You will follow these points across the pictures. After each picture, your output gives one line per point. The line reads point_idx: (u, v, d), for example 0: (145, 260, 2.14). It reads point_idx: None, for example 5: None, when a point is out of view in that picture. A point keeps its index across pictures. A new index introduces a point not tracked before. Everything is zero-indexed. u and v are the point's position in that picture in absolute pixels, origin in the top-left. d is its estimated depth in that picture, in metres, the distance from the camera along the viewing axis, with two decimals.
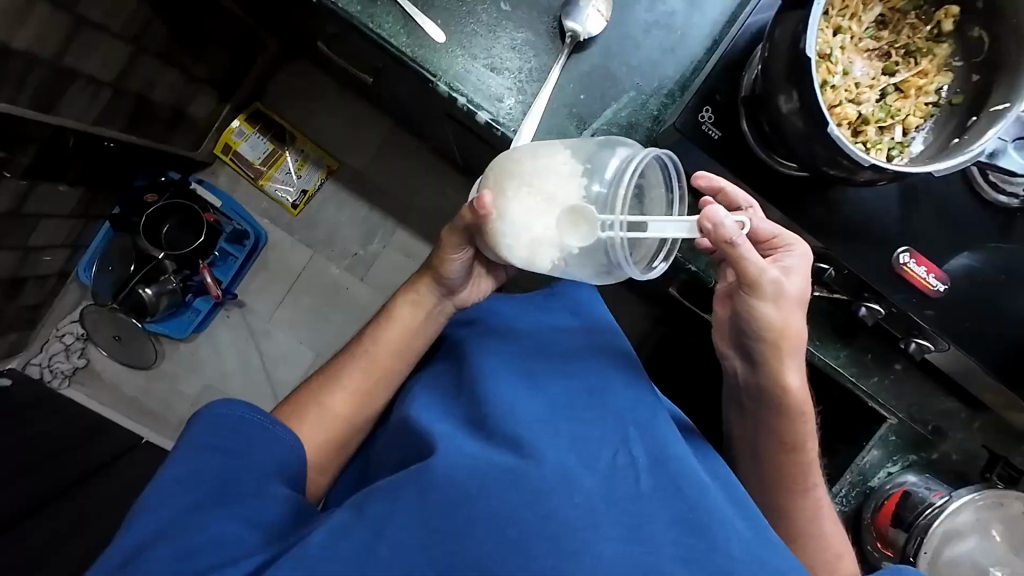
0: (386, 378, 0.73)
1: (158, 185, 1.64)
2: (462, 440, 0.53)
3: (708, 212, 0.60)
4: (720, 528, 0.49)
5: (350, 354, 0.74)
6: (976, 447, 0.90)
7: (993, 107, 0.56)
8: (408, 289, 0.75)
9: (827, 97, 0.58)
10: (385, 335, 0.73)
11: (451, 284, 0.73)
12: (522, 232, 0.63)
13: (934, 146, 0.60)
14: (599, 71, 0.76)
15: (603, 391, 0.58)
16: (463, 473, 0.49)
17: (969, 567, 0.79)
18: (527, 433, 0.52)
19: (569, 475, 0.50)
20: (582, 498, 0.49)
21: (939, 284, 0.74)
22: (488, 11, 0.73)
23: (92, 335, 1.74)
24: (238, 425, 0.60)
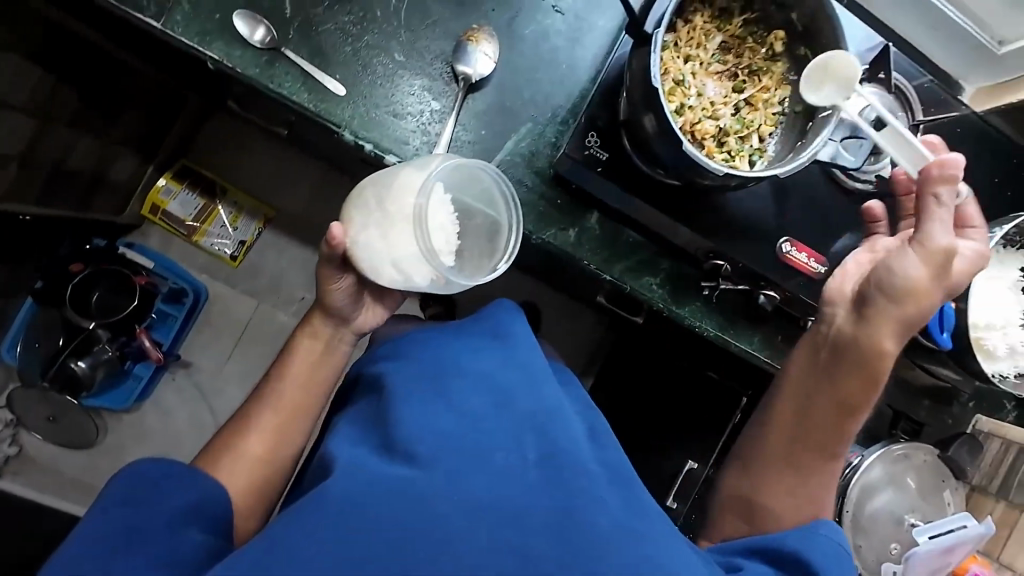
0: (298, 413, 0.76)
1: (83, 253, 1.56)
2: (366, 460, 0.57)
3: (946, 160, 0.67)
4: (599, 520, 0.55)
5: (261, 396, 0.76)
6: (884, 406, 1.00)
7: (823, 114, 0.66)
8: (306, 323, 0.80)
9: (686, 117, 0.67)
10: (293, 371, 0.77)
11: (343, 314, 0.79)
12: (369, 257, 0.69)
13: (785, 149, 0.69)
14: (496, 107, 0.82)
15: (506, 403, 0.64)
16: (357, 490, 0.52)
17: (886, 517, 0.87)
18: (424, 449, 0.57)
19: (458, 484, 0.55)
20: (469, 504, 0.53)
21: (818, 266, 0.83)
22: (384, 62, 0.78)
23: (23, 418, 1.64)
24: (157, 481, 0.60)
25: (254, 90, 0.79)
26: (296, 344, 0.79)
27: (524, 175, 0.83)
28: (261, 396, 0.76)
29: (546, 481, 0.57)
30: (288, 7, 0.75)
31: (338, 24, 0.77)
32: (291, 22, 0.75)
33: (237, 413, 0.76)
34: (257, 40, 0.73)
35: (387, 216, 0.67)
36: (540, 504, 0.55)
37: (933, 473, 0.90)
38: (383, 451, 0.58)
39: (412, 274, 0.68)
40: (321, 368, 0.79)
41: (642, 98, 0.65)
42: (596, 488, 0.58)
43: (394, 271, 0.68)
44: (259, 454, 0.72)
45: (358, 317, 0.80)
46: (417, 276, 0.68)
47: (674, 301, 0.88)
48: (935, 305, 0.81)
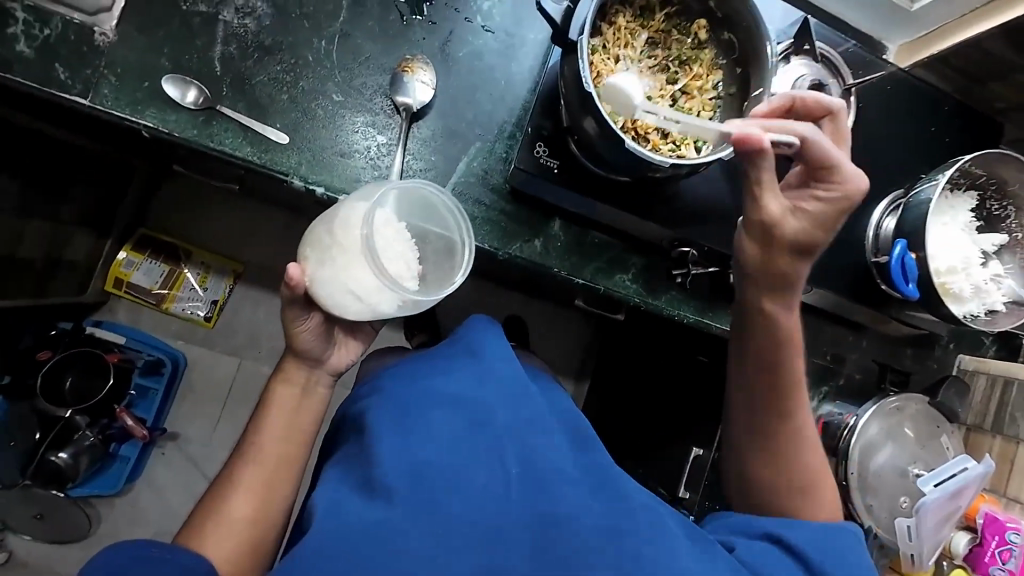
0: (281, 466, 0.74)
1: (50, 339, 1.52)
2: (346, 503, 0.56)
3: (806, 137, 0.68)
4: (585, 532, 0.56)
5: (240, 456, 0.74)
6: (870, 362, 1.01)
7: (755, 93, 0.68)
8: (278, 373, 0.78)
9: (626, 114, 0.68)
10: (270, 425, 0.75)
11: (315, 355, 0.77)
12: (331, 291, 0.67)
13: None
14: (442, 132, 0.82)
15: (486, 420, 0.63)
16: (337, 537, 0.52)
17: (891, 473, 0.87)
18: (403, 481, 0.56)
19: (440, 515, 0.54)
20: (453, 532, 0.53)
21: None
22: (323, 104, 0.78)
23: (8, 522, 1.56)
24: (131, 562, 0.58)
25: (196, 151, 0.78)
26: (273, 393, 0.77)
27: (481, 193, 0.83)
28: (241, 454, 0.74)
29: (532, 496, 0.57)
30: (217, 65, 0.74)
31: (271, 74, 0.77)
32: (223, 79, 0.75)
33: (220, 475, 0.74)
34: (190, 103, 0.72)
35: (341, 246, 0.65)
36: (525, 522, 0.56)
37: (928, 421, 0.91)
38: (368, 479, 0.58)
39: (376, 303, 0.66)
40: (300, 416, 0.77)
41: (581, 103, 0.66)
42: (578, 494, 0.58)
43: (357, 302, 0.67)
44: (245, 513, 0.70)
45: (332, 356, 0.79)
46: (381, 302, 0.67)
47: (650, 294, 0.89)
48: (893, 258, 0.82)
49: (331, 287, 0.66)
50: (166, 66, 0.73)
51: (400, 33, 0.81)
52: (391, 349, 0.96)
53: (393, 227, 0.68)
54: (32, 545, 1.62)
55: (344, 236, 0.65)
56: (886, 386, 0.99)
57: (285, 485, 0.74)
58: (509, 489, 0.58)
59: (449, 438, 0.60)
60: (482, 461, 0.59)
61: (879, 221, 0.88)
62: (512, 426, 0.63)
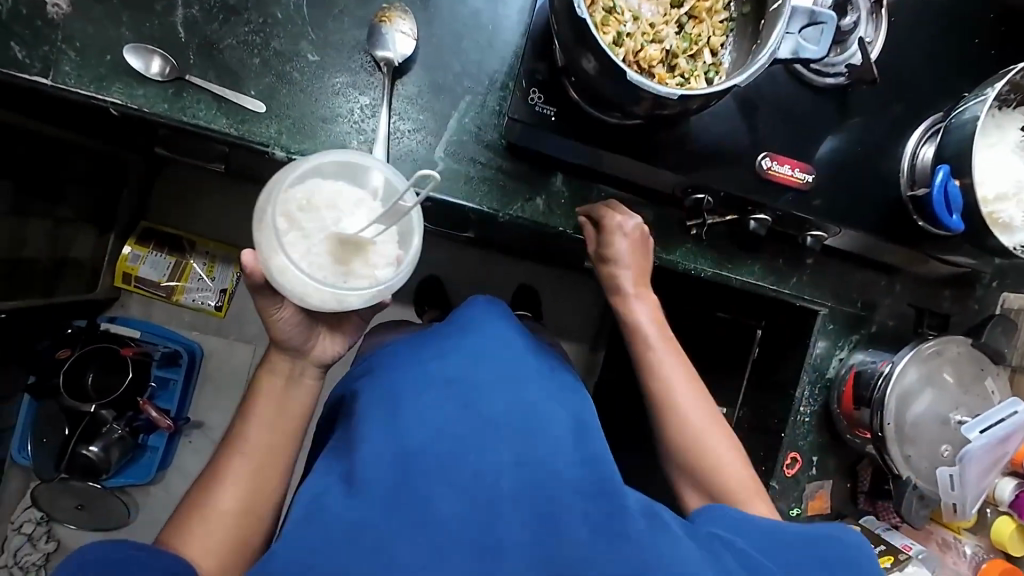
0: (268, 462, 0.72)
1: (66, 338, 1.52)
2: (336, 495, 0.56)
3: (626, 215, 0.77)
4: (573, 511, 0.56)
5: (224, 452, 0.72)
6: (905, 307, 0.94)
7: (772, 7, 0.60)
8: (266, 361, 0.77)
9: (626, 46, 0.61)
10: (258, 416, 0.74)
11: (295, 344, 0.75)
12: (291, 284, 0.65)
13: (742, 57, 0.63)
14: (428, 87, 0.76)
15: (475, 406, 0.63)
16: (326, 530, 0.52)
17: (932, 421, 0.82)
18: (391, 472, 0.57)
19: (428, 501, 0.54)
20: (442, 518, 0.53)
21: (805, 175, 0.77)
22: (298, 67, 0.72)
23: (52, 513, 1.63)
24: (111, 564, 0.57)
25: (172, 129, 0.74)
26: (256, 387, 0.75)
27: (475, 152, 0.77)
28: (228, 446, 0.72)
29: (520, 475, 0.57)
30: (181, 31, 0.69)
31: (239, 36, 0.71)
32: (188, 47, 0.69)
33: (208, 468, 0.72)
34: (156, 74, 0.67)
35: (296, 230, 0.65)
36: (511, 501, 0.55)
37: (970, 364, 0.85)
38: (354, 467, 0.59)
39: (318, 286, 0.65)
40: (286, 409, 0.75)
41: (576, 37, 0.59)
42: (572, 475, 0.59)
43: (316, 289, 0.65)
44: (234, 508, 0.69)
45: (313, 347, 0.77)
46: (343, 289, 0.66)
47: (664, 249, 0.83)
48: (935, 186, 0.75)
49: (287, 279, 0.64)
50: (127, 36, 0.68)
51: None
52: (396, 324, 0.98)
53: (342, 202, 0.66)
54: (78, 534, 1.69)
55: (297, 219, 0.64)
56: (922, 330, 0.93)
57: (273, 479, 0.72)
58: (497, 467, 0.57)
59: (434, 421, 0.61)
60: (468, 440, 0.59)
61: (915, 150, 0.80)
62: (502, 409, 0.63)
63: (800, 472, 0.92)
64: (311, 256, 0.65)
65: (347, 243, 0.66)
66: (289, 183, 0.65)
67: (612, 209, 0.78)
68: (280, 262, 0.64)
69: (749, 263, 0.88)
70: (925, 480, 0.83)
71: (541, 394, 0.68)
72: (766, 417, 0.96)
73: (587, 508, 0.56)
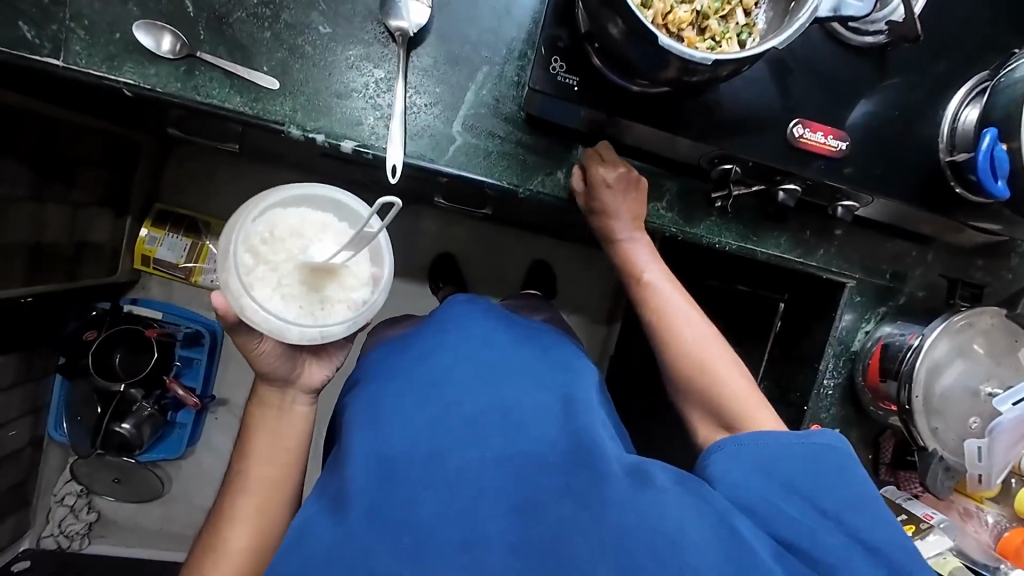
0: (276, 492, 0.77)
1: (92, 320, 1.57)
2: (330, 509, 0.63)
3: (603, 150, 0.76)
4: (552, 501, 0.60)
5: (228, 491, 0.76)
6: (936, 278, 0.92)
7: None
8: (256, 396, 0.81)
9: (655, 7, 0.57)
10: (257, 454, 0.77)
11: (282, 375, 0.80)
12: (268, 320, 0.71)
13: (777, 17, 0.59)
14: (444, 58, 0.74)
15: (451, 412, 0.69)
16: (322, 548, 0.59)
17: (961, 393, 0.81)
18: (376, 483, 0.62)
19: (413, 507, 0.60)
20: (426, 521, 0.58)
21: (839, 143, 0.73)
22: (310, 40, 0.70)
23: (91, 486, 1.71)
24: None
25: (185, 109, 0.73)
26: (252, 427, 0.80)
27: (493, 125, 0.75)
28: (229, 486, 0.76)
29: (497, 473, 0.62)
30: (190, 5, 0.67)
31: (248, 9, 0.69)
32: (198, 22, 0.67)
33: (215, 509, 0.76)
34: (167, 52, 0.66)
35: (265, 269, 0.71)
36: (493, 496, 0.60)
37: (1003, 336, 0.83)
38: (345, 478, 0.65)
39: (305, 312, 0.73)
40: (284, 441, 0.79)
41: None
42: (548, 467, 0.63)
43: (292, 321, 0.72)
44: (242, 538, 0.72)
45: (301, 375, 0.82)
46: (321, 318, 0.74)
47: (688, 223, 0.81)
48: (981, 152, 0.71)
49: (262, 316, 0.70)
50: (135, 12, 0.66)
51: None
52: (395, 319, 1.03)
53: (305, 234, 0.73)
54: (116, 505, 1.78)
55: (264, 258, 0.71)
56: (955, 302, 0.90)
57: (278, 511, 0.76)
58: (476, 466, 0.62)
59: (414, 430, 0.67)
60: (448, 443, 0.65)
61: (957, 113, 0.76)
62: (477, 412, 0.68)
63: None
64: (284, 292, 0.72)
65: (315, 272, 0.73)
66: (249, 224, 0.72)
67: (601, 155, 0.75)
68: (254, 300, 0.70)
69: (776, 235, 0.86)
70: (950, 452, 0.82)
71: (522, 389, 0.73)
72: (787, 391, 0.96)
73: (565, 495, 0.60)
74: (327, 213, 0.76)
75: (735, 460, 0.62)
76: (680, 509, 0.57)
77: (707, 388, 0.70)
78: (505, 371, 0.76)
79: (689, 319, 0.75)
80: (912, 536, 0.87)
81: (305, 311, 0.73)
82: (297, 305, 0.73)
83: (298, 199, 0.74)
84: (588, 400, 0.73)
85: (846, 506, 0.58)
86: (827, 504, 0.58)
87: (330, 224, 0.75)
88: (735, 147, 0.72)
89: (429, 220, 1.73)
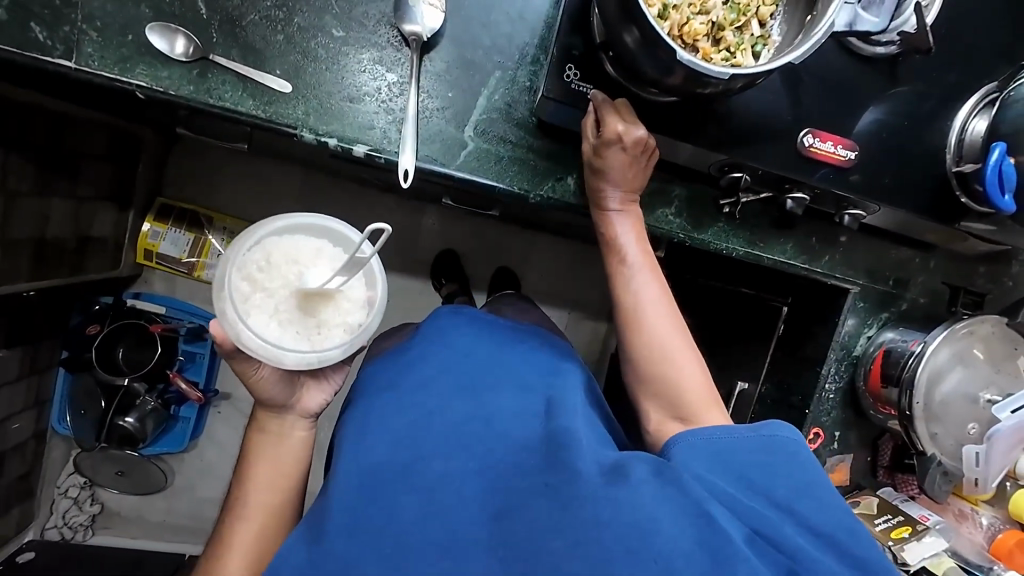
0: (274, 517, 0.78)
1: (95, 314, 1.57)
2: (313, 520, 0.65)
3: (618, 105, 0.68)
4: (525, 501, 0.59)
5: (226, 518, 0.77)
6: (938, 285, 0.93)
7: None
8: (255, 422, 0.83)
9: (671, 19, 0.58)
10: (257, 480, 0.79)
11: (280, 402, 0.82)
12: (266, 346, 0.73)
13: (793, 30, 0.60)
14: (456, 62, 0.73)
15: (431, 418, 0.70)
16: (304, 560, 0.61)
17: (960, 400, 0.83)
18: (355, 492, 0.64)
19: (390, 515, 0.61)
20: (402, 528, 0.60)
21: (848, 152, 0.74)
22: (323, 43, 0.70)
23: (95, 479, 1.72)
24: None
25: (196, 111, 0.72)
26: (252, 452, 0.81)
27: (504, 131, 0.75)
28: (229, 512, 0.77)
29: (472, 478, 0.63)
30: (203, 8, 0.67)
31: (262, 11, 0.68)
32: (211, 24, 0.67)
33: (215, 535, 0.77)
34: (181, 54, 0.66)
35: (263, 297, 0.75)
36: (466, 501, 0.61)
37: (1002, 343, 0.84)
38: (329, 489, 0.67)
39: (306, 337, 0.76)
40: (283, 465, 0.81)
41: (622, 10, 0.56)
42: (524, 468, 0.63)
43: (288, 346, 0.74)
44: (242, 561, 0.74)
45: (298, 401, 0.85)
46: (317, 341, 0.76)
47: (696, 229, 0.82)
48: (990, 165, 0.71)
49: (260, 342, 0.73)
50: (148, 14, 0.65)
51: None
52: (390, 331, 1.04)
53: (299, 261, 0.76)
54: (120, 497, 1.80)
55: (261, 287, 0.74)
56: (956, 310, 0.90)
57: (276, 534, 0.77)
58: (451, 473, 0.63)
59: (394, 439, 0.69)
60: (423, 451, 0.66)
61: (965, 123, 0.77)
62: (457, 417, 0.70)
63: (821, 446, 0.93)
64: (281, 318, 0.75)
65: (311, 298, 0.76)
66: (246, 254, 0.75)
67: (619, 112, 0.68)
68: (252, 325, 0.73)
69: (782, 241, 0.86)
70: (948, 457, 0.84)
71: (500, 395, 0.74)
72: (789, 394, 0.98)
73: (540, 492, 0.60)
74: (320, 240, 0.79)
75: (701, 449, 0.61)
76: (657, 500, 0.56)
77: (668, 389, 0.69)
78: (484, 379, 0.77)
79: (657, 310, 0.73)
80: (908, 537, 0.90)
81: (301, 336, 0.75)
82: (298, 331, 0.75)
83: (294, 229, 0.77)
84: (569, 399, 0.73)
85: (807, 496, 0.58)
86: (783, 495, 0.58)
87: (323, 250, 0.78)
88: (746, 156, 0.72)
89: (433, 217, 1.73)
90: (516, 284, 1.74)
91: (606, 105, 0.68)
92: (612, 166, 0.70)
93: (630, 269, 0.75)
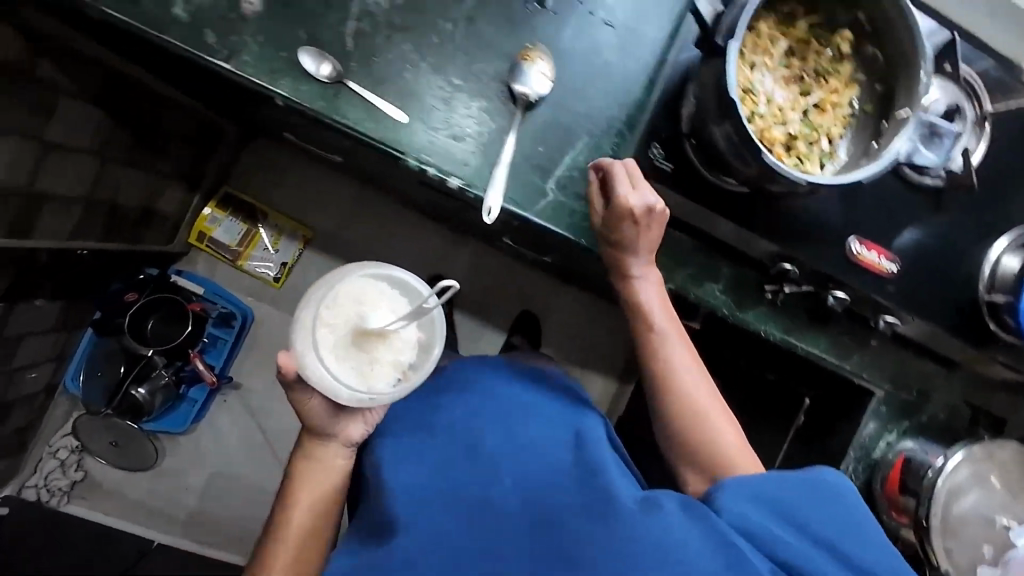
0: (317, 536, 0.82)
1: (138, 283, 1.63)
2: (364, 542, 0.71)
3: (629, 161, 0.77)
4: (561, 520, 0.66)
5: (272, 540, 0.81)
6: (958, 403, 0.97)
7: (899, 114, 0.64)
8: (301, 447, 0.86)
9: (757, 124, 0.66)
10: (300, 502, 0.82)
11: (325, 428, 0.84)
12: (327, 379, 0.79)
13: (858, 152, 0.68)
14: (551, 123, 0.82)
15: (470, 448, 0.77)
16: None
17: (976, 520, 0.84)
18: (402, 513, 0.70)
19: (436, 537, 0.67)
20: (449, 551, 0.66)
21: (890, 264, 0.82)
22: (442, 87, 0.79)
23: (88, 444, 1.71)
24: None
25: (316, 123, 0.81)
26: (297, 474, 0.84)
27: (582, 189, 0.83)
28: (274, 532, 0.80)
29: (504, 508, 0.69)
30: (348, 41, 0.77)
31: (396, 53, 0.78)
32: (351, 55, 0.77)
33: (260, 555, 0.81)
34: (324, 77, 0.75)
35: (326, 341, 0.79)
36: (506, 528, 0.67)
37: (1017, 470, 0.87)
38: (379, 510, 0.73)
39: (363, 372, 0.80)
40: (323, 489, 0.84)
41: (716, 109, 0.65)
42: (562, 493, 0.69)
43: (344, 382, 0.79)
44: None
45: (341, 429, 0.85)
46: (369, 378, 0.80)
47: (740, 308, 0.88)
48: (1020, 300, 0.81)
49: (319, 372, 0.78)
50: (302, 37, 0.75)
51: (521, 19, 0.81)
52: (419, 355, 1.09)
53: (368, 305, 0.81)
54: (105, 468, 1.77)
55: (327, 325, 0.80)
56: (977, 430, 0.96)
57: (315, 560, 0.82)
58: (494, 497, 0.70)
59: (436, 465, 0.76)
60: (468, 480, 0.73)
61: (998, 258, 0.84)
62: (494, 445, 0.76)
63: None
64: (339, 353, 0.80)
65: (371, 337, 0.81)
66: (319, 293, 0.81)
67: (629, 172, 0.76)
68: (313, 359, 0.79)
69: (817, 335, 0.91)
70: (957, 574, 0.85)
71: (531, 426, 0.80)
72: None
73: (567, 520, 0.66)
74: (381, 282, 0.84)
75: (729, 503, 0.65)
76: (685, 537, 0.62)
77: (705, 446, 0.76)
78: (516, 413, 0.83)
79: (688, 369, 0.80)
80: None
81: (354, 370, 0.80)
82: (354, 366, 0.80)
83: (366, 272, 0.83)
84: (598, 435, 0.80)
85: (823, 546, 0.63)
86: (801, 519, 0.65)
87: (386, 293, 0.83)
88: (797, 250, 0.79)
89: (471, 252, 1.82)
90: (536, 329, 1.79)
91: (635, 182, 0.76)
92: (639, 242, 0.78)
93: (660, 332, 0.82)
